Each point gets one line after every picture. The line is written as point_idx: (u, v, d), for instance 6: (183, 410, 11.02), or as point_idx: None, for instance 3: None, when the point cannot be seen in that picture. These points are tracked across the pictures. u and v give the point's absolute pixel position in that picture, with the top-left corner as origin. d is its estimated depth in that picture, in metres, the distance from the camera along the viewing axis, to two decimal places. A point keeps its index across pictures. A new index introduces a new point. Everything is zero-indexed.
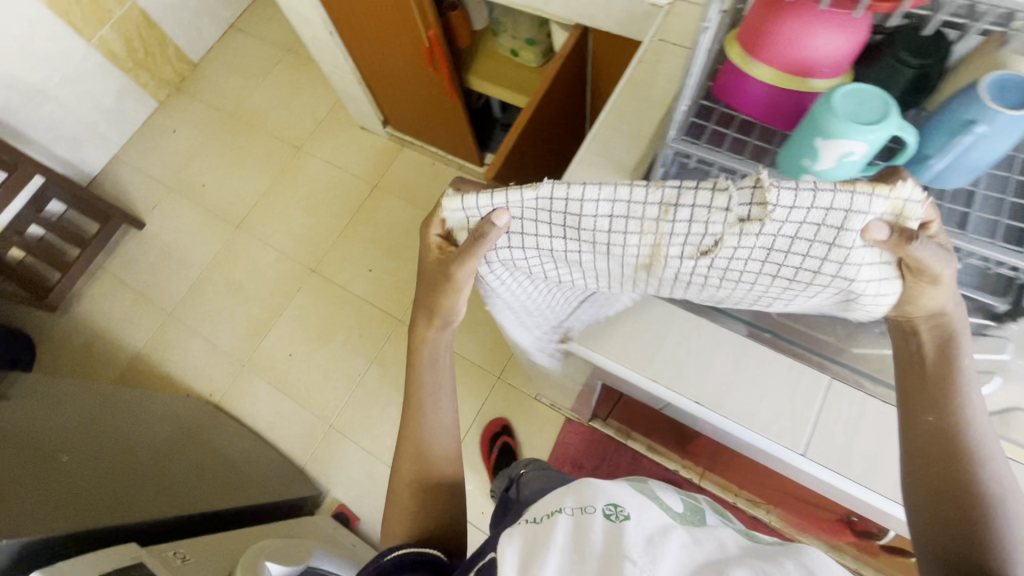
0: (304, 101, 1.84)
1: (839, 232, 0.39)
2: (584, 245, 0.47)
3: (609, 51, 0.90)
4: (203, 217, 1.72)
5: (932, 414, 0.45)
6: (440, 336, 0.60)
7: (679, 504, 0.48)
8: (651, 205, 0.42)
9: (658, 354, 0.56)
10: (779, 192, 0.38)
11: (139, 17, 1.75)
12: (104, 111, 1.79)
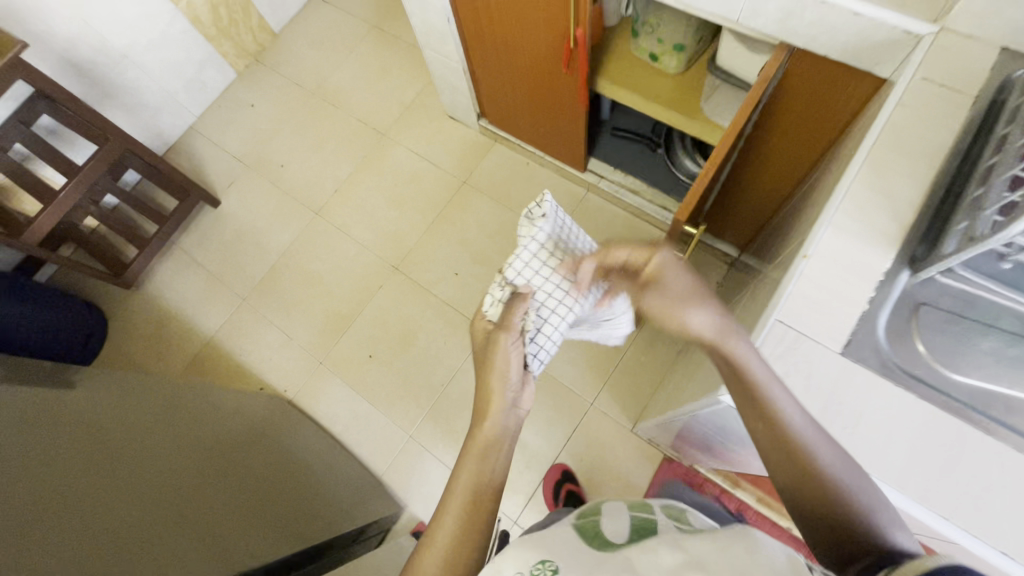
0: (390, 82, 1.75)
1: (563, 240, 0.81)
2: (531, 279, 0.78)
3: (806, 78, 0.77)
4: (282, 201, 1.66)
5: (761, 424, 0.47)
6: (500, 411, 0.72)
7: (618, 537, 0.71)
8: (533, 250, 0.78)
9: (860, 432, 0.47)
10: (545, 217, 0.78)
11: None
12: (184, 80, 1.72)
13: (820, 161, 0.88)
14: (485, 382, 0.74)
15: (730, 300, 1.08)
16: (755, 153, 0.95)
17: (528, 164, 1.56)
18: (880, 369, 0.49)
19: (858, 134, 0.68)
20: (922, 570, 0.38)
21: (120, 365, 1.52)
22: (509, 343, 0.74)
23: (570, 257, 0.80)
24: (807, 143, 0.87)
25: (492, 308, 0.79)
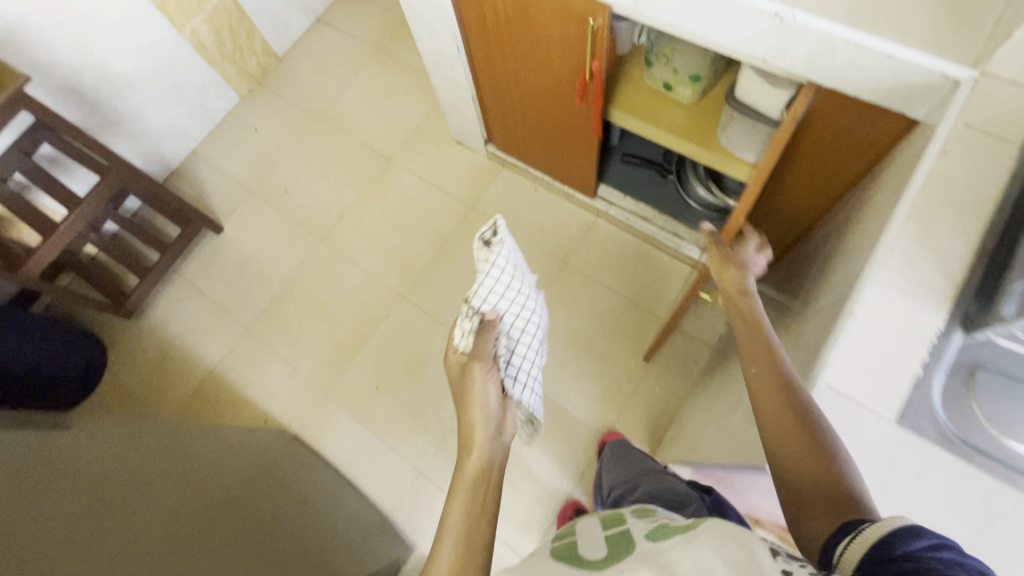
0: (396, 106, 1.74)
1: (517, 261, 0.82)
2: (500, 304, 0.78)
3: (832, 117, 0.75)
4: (286, 227, 1.63)
5: (755, 367, 0.53)
6: (485, 439, 0.69)
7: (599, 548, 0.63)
8: (495, 276, 0.77)
9: (924, 511, 0.44)
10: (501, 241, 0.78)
11: (232, 8, 1.66)
12: (187, 105, 1.71)
13: (846, 196, 0.86)
14: (467, 414, 0.71)
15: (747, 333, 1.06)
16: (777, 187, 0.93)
17: (535, 189, 1.54)
18: (940, 439, 0.46)
19: (893, 176, 0.66)
20: (876, 537, 0.36)
21: (120, 397, 1.48)
22: (485, 373, 0.73)
23: (521, 273, 0.82)
24: (832, 178, 0.85)
25: (463, 342, 0.78)
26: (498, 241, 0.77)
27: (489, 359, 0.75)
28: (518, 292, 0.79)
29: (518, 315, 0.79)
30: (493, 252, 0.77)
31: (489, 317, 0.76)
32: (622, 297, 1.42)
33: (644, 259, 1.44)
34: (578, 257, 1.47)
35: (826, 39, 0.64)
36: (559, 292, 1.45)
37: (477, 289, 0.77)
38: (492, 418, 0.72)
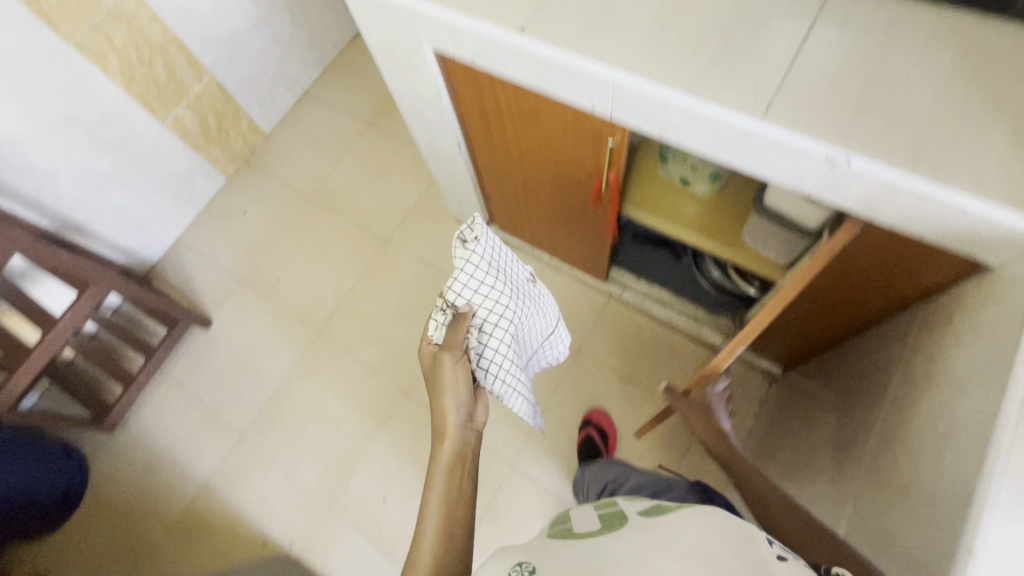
0: (391, 184, 1.68)
1: (497, 255, 0.76)
2: (479, 302, 0.74)
3: (875, 247, 0.68)
4: (280, 319, 1.55)
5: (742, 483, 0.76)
6: (458, 428, 0.74)
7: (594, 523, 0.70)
8: (472, 272, 0.73)
9: None
10: (478, 233, 0.73)
11: (216, 91, 1.60)
12: (171, 193, 1.63)
13: (894, 313, 0.79)
14: (440, 411, 0.74)
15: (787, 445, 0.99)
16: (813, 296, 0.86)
17: (542, 269, 1.48)
18: None
19: (973, 333, 0.58)
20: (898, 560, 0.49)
21: (105, 518, 1.37)
22: (455, 372, 0.74)
23: (503, 272, 0.77)
24: (879, 296, 0.78)
25: (436, 332, 0.75)
26: (475, 238, 0.73)
27: (458, 352, 0.74)
28: (495, 287, 0.74)
29: (496, 313, 0.75)
30: (468, 249, 0.73)
31: (461, 310, 0.74)
32: (640, 385, 1.34)
33: (662, 343, 1.37)
34: (591, 342, 1.39)
35: (888, 184, 0.57)
36: (574, 381, 1.37)
37: (451, 284, 0.73)
38: (464, 408, 0.75)
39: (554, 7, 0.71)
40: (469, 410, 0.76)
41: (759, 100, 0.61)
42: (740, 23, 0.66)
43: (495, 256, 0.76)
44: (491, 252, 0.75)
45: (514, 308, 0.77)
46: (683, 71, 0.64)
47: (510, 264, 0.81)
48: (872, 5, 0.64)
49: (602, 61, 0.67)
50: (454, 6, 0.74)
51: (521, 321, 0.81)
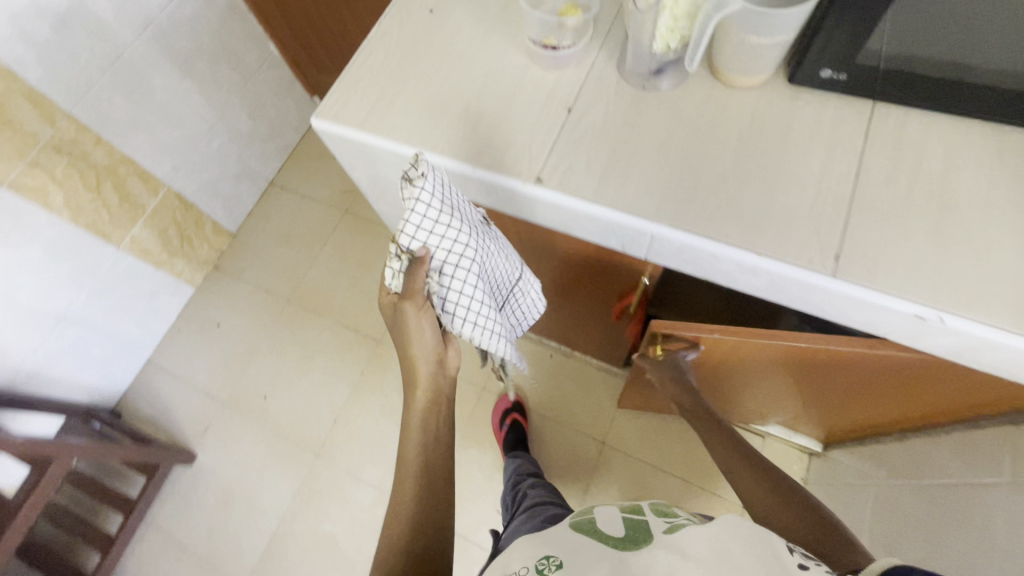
0: (377, 276, 1.58)
1: (451, 187, 0.58)
2: (438, 245, 0.56)
3: (942, 378, 0.64)
4: (273, 442, 1.41)
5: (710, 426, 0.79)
6: (429, 374, 0.62)
7: (619, 530, 0.60)
8: (423, 212, 0.55)
9: None
10: (423, 165, 0.54)
11: (175, 201, 1.47)
12: (135, 317, 1.49)
13: (969, 423, 0.73)
14: (408, 360, 0.62)
15: None
16: (868, 397, 0.80)
17: (551, 355, 1.40)
18: None
19: None
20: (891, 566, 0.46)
21: None
22: (420, 320, 0.59)
23: (462, 204, 0.60)
24: (943, 408, 0.73)
25: (393, 282, 0.59)
26: (422, 177, 0.54)
27: (421, 298, 0.59)
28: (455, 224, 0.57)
29: (462, 253, 0.57)
30: (414, 188, 0.54)
31: (415, 254, 0.57)
32: (672, 476, 1.26)
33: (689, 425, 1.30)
34: (617, 433, 1.31)
35: (988, 342, 0.51)
36: (602, 478, 1.28)
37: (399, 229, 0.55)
38: (435, 356, 0.62)
39: (571, 152, 0.64)
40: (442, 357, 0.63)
41: (826, 250, 0.55)
42: (783, 160, 0.60)
43: (450, 194, 0.58)
44: (445, 182, 0.58)
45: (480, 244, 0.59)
46: (731, 222, 0.58)
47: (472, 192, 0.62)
48: (923, 127, 0.59)
49: (634, 212, 0.60)
50: (456, 156, 0.66)
51: (491, 258, 0.63)
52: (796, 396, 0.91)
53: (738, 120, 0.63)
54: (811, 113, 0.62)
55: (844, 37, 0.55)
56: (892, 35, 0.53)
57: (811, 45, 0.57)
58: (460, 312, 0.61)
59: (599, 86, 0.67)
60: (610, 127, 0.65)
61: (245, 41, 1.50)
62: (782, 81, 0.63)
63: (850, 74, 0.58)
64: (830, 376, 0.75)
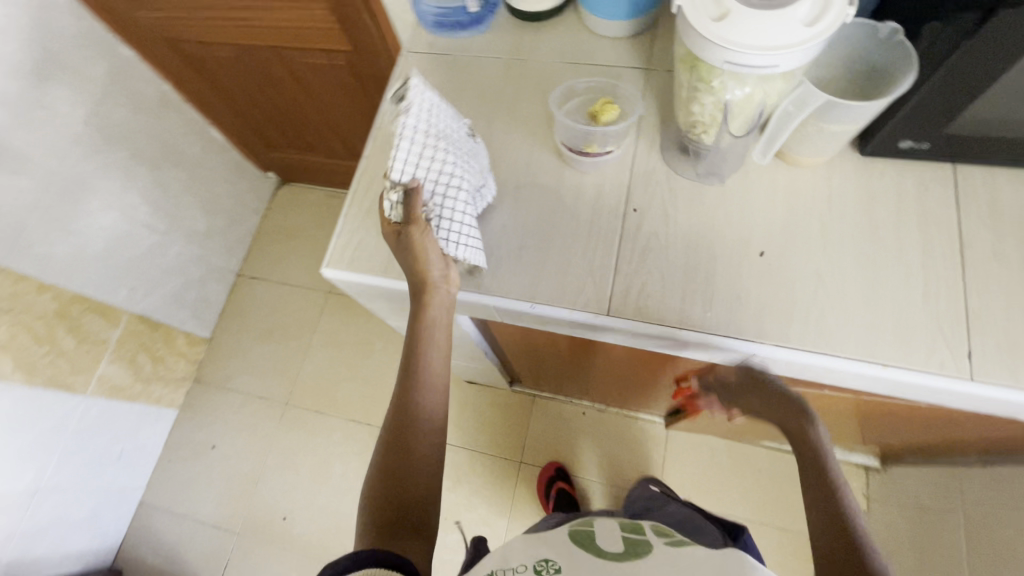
0: (379, 358, 1.47)
1: (439, 110, 0.55)
2: (429, 168, 0.53)
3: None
4: (304, 566, 1.28)
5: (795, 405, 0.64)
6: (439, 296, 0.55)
7: (619, 543, 0.58)
8: (412, 138, 0.51)
9: None
10: (411, 91, 0.51)
11: (139, 325, 1.31)
12: (117, 460, 1.32)
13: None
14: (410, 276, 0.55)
15: None
16: (942, 431, 0.78)
17: (584, 414, 1.35)
18: None
19: None
20: None
21: None
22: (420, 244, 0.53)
23: (450, 129, 0.56)
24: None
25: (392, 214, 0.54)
26: (411, 97, 0.51)
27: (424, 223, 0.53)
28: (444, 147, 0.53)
29: (455, 178, 0.54)
30: (404, 110, 0.51)
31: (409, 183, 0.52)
32: (738, 518, 1.21)
33: (740, 459, 1.26)
34: (671, 483, 1.26)
35: None
36: None
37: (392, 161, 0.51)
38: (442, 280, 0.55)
39: (642, 270, 0.57)
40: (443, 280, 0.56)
41: (955, 349, 0.50)
42: (877, 246, 0.54)
43: (441, 116, 0.55)
44: (434, 108, 0.54)
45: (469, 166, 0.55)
46: (842, 328, 0.52)
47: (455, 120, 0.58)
48: (1015, 187, 0.55)
49: (737, 334, 0.53)
50: (509, 292, 0.58)
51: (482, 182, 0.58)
52: (858, 425, 0.89)
53: (816, 204, 0.57)
54: (891, 186, 0.57)
55: (937, 106, 0.50)
56: (990, 103, 0.49)
57: (895, 118, 0.52)
58: (453, 235, 0.55)
59: (651, 183, 0.60)
60: (678, 234, 0.57)
61: (186, 133, 1.34)
62: (851, 152, 0.58)
63: (932, 143, 0.54)
64: (907, 416, 0.73)
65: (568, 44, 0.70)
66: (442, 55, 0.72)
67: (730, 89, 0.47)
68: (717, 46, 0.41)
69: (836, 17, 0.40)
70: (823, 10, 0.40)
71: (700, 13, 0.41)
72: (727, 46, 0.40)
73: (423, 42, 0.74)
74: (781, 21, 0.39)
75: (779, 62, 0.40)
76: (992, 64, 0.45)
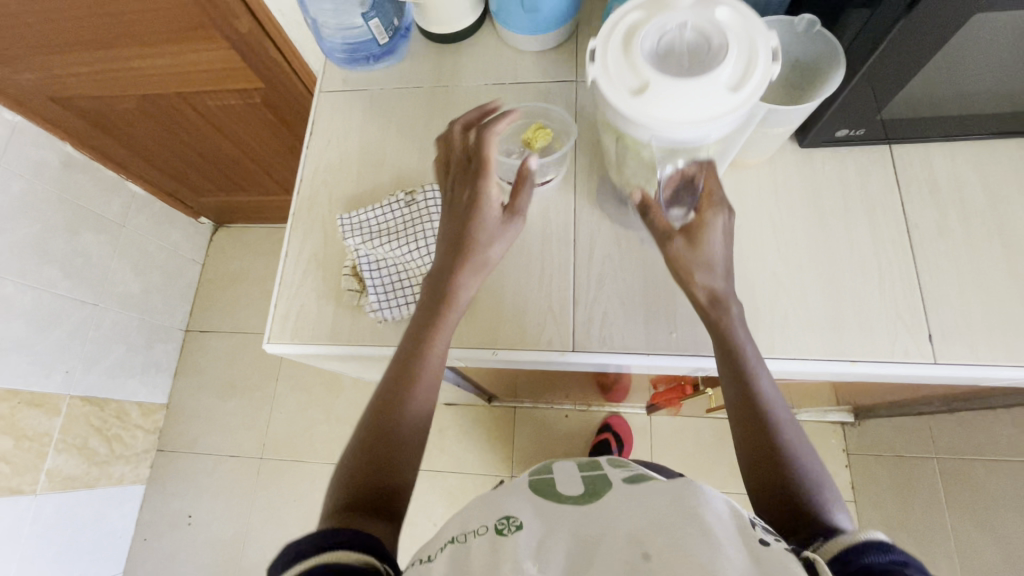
0: (350, 394, 1.41)
1: (374, 215, 0.58)
2: (401, 273, 0.57)
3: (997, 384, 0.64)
4: None
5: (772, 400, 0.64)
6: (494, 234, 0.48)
7: (578, 482, 0.44)
8: (372, 266, 0.57)
9: None
10: (344, 236, 0.58)
11: (84, 407, 1.22)
12: (85, 553, 1.23)
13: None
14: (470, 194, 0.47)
15: (932, 530, 0.92)
16: (909, 392, 0.80)
17: (567, 417, 1.34)
18: None
19: None
20: (837, 551, 0.33)
21: None
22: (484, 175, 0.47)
23: (392, 215, 0.58)
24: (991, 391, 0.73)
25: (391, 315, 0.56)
26: (347, 236, 0.58)
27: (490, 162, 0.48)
28: (396, 242, 0.57)
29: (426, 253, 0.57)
30: (351, 251, 0.58)
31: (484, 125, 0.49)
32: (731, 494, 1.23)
33: (724, 436, 1.28)
34: None
35: None
36: None
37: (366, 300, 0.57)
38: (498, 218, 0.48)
39: (601, 296, 0.55)
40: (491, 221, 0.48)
41: (916, 334, 0.50)
42: (828, 238, 0.54)
43: (377, 215, 0.58)
44: (364, 220, 0.58)
45: (431, 229, 0.57)
46: (807, 330, 0.52)
47: (393, 197, 0.60)
48: (949, 160, 0.55)
49: (703, 351, 0.52)
50: (468, 342, 0.55)
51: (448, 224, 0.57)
52: (831, 395, 0.90)
53: (764, 205, 0.56)
54: (833, 176, 0.56)
55: (865, 96, 0.49)
56: (916, 88, 0.49)
57: (829, 111, 0.52)
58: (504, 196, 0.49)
59: (597, 206, 0.58)
60: (632, 254, 0.56)
61: (101, 194, 1.24)
62: (790, 146, 0.58)
63: (867, 129, 0.54)
64: (878, 387, 0.74)
65: (492, 64, 0.66)
66: (360, 92, 0.68)
67: (663, 161, 0.46)
68: (643, 123, 0.40)
69: (759, 80, 0.39)
70: (747, 73, 0.39)
71: (622, 90, 0.39)
72: (655, 128, 0.40)
73: (337, 79, 0.69)
74: (704, 91, 0.38)
75: (702, 130, 0.39)
76: (914, 55, 0.44)
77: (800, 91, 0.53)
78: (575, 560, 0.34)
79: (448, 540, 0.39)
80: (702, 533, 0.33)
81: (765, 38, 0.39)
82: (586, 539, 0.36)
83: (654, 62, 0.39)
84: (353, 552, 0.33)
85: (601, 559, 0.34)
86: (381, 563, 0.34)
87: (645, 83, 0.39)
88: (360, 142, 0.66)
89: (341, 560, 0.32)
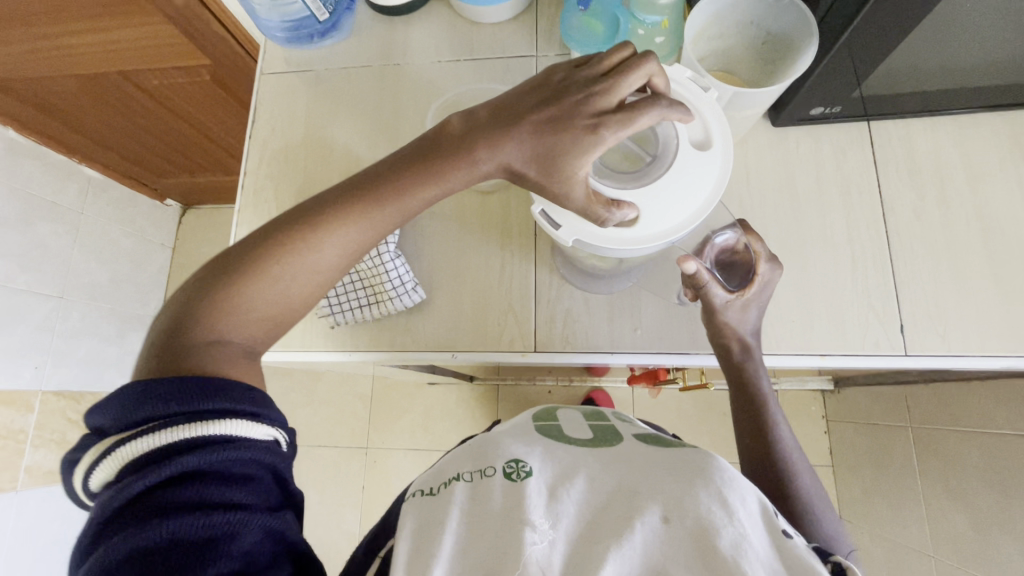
0: (332, 375, 1.40)
1: None
2: None
3: None
4: None
5: None
6: (540, 171, 0.35)
7: (586, 432, 0.42)
8: None
9: None
10: None
11: (59, 401, 1.20)
12: None
13: (1015, 372, 0.74)
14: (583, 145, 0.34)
15: (905, 497, 0.94)
16: None
17: (551, 392, 1.33)
18: None
19: None
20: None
21: None
22: (607, 135, 0.33)
23: None
24: None
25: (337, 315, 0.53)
26: None
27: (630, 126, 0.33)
28: None
29: None
30: None
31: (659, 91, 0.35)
32: None
33: (707, 406, 1.29)
34: None
35: None
36: None
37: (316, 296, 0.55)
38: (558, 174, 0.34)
39: (564, 294, 0.52)
40: (547, 173, 0.35)
41: (888, 326, 0.48)
42: (800, 224, 0.52)
43: None
44: None
45: None
46: (776, 326, 0.50)
47: None
48: (929, 137, 0.52)
49: (666, 350, 0.50)
50: (427, 341, 0.53)
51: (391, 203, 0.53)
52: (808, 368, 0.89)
53: (734, 191, 0.53)
54: (807, 158, 0.53)
55: (841, 72, 0.45)
56: (898, 65, 0.45)
57: (803, 89, 0.48)
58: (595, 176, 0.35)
59: None
60: None
61: (53, 181, 1.18)
62: (763, 125, 0.54)
63: (843, 106, 0.50)
64: None
65: (445, 39, 0.61)
66: (305, 74, 0.62)
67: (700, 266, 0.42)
68: (667, 235, 0.36)
69: (715, 128, 0.37)
70: (700, 130, 0.37)
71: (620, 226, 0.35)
72: (665, 236, 0.36)
73: (280, 60, 0.63)
74: (700, 168, 0.36)
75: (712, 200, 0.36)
76: (893, 34, 0.40)
77: (774, 66, 0.50)
78: (589, 508, 0.33)
79: (447, 479, 0.37)
80: (732, 514, 0.30)
81: (694, 96, 0.38)
82: (608, 488, 0.34)
83: (612, 171, 0.36)
84: (246, 423, 0.30)
85: (612, 511, 0.32)
86: (278, 431, 0.32)
87: (627, 191, 0.35)
88: (306, 128, 0.61)
89: (226, 430, 0.29)
